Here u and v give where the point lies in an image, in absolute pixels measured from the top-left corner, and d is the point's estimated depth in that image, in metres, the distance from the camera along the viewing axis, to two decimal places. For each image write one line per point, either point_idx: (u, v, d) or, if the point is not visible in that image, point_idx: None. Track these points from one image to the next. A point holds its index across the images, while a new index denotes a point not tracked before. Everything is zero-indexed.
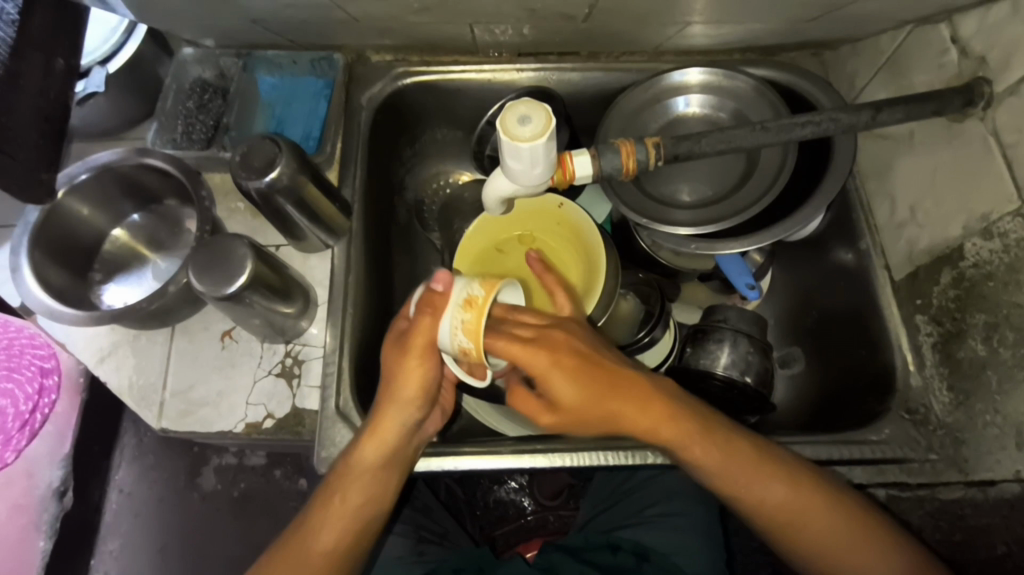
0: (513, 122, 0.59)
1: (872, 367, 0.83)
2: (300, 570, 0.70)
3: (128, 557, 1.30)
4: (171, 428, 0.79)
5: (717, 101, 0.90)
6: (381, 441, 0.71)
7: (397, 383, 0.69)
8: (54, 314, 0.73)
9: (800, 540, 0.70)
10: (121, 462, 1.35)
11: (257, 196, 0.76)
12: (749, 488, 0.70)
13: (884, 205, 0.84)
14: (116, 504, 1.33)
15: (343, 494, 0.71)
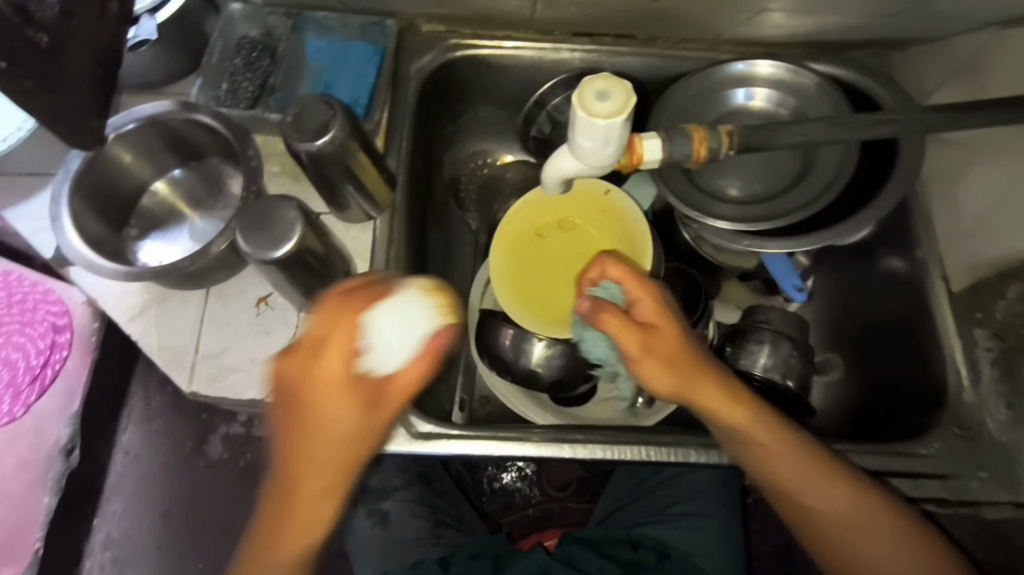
0: (593, 96, 0.56)
1: (921, 380, 0.80)
2: None
3: (129, 520, 1.28)
4: (201, 392, 0.77)
5: (779, 96, 0.87)
6: (321, 483, 0.58)
7: (318, 413, 0.56)
8: (91, 266, 0.71)
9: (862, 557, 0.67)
10: (127, 425, 1.33)
11: (306, 159, 0.73)
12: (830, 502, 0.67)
13: (947, 214, 0.81)
14: (120, 467, 1.31)
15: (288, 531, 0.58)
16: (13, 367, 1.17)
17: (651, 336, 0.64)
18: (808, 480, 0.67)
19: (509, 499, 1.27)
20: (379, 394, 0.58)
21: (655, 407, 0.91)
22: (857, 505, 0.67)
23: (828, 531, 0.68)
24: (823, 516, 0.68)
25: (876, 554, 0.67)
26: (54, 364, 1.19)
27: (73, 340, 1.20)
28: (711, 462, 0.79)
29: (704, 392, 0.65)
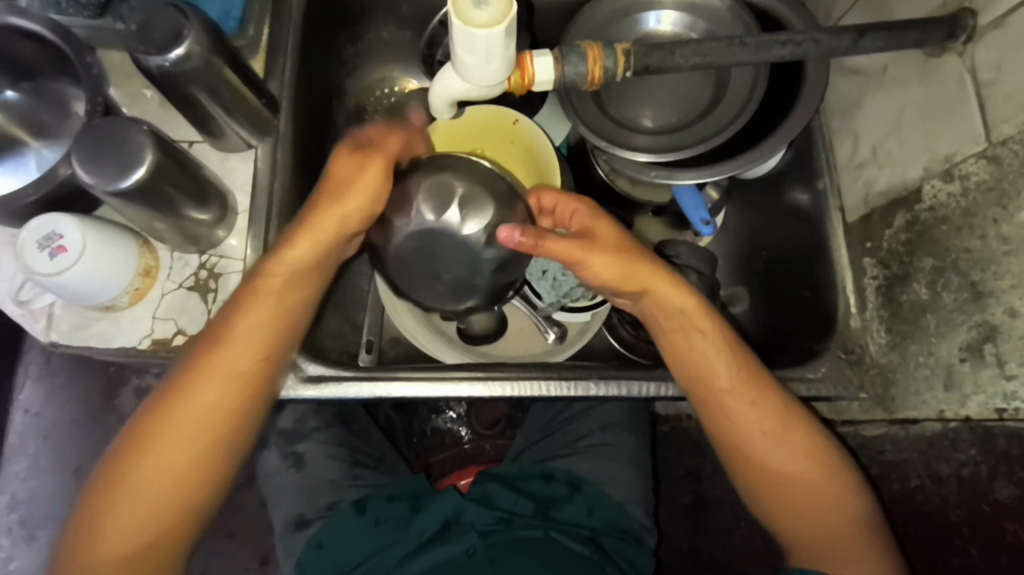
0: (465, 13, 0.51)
1: (815, 310, 0.84)
2: (194, 400, 0.64)
3: (36, 478, 1.25)
4: (62, 343, 0.69)
5: (690, 19, 0.83)
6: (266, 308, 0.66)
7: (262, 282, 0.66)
8: None
9: (766, 460, 0.70)
10: (24, 382, 1.28)
11: (160, 77, 0.64)
12: (755, 401, 0.70)
13: (846, 143, 0.82)
14: (21, 425, 1.27)
15: (269, 292, 0.66)
16: None
17: (593, 235, 0.68)
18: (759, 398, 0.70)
19: (440, 438, 1.27)
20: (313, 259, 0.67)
21: (564, 343, 0.92)
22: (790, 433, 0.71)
23: (756, 449, 0.70)
24: (756, 442, 0.70)
25: (779, 457, 0.70)
26: None
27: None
28: (610, 394, 0.79)
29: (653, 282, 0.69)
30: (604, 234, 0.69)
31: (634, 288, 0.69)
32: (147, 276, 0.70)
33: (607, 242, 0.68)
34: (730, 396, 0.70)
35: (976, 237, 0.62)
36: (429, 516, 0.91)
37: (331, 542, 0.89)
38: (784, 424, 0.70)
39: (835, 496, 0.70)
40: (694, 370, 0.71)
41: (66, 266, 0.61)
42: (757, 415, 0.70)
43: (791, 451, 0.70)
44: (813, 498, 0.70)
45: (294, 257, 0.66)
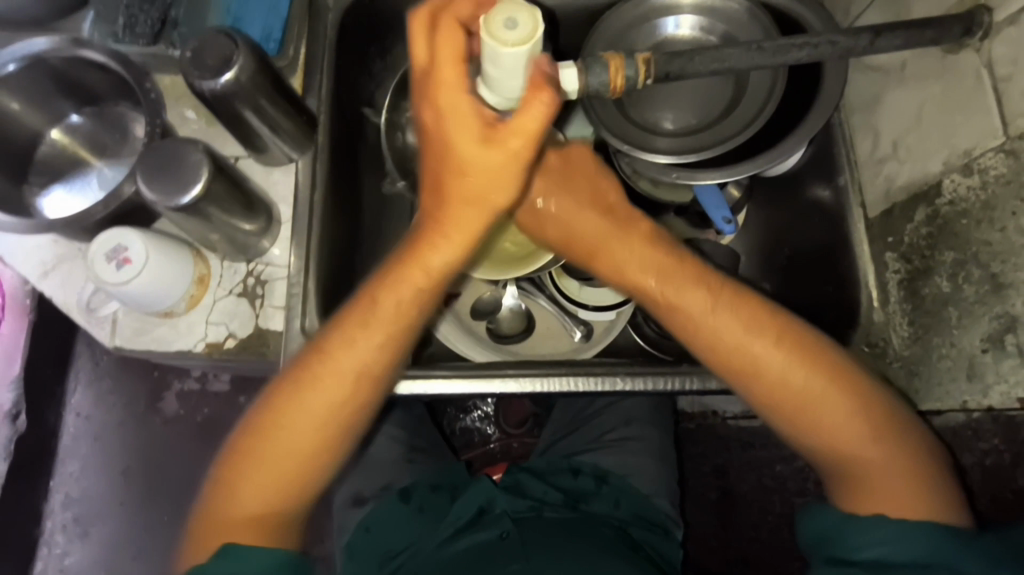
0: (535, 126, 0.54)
1: (838, 304, 0.85)
2: (317, 397, 0.66)
3: (89, 478, 1.33)
4: (125, 347, 0.75)
5: (708, 23, 0.85)
6: (392, 310, 0.65)
7: (375, 309, 0.65)
8: None
9: (749, 370, 0.67)
10: (77, 386, 1.36)
11: (212, 99, 0.69)
12: (710, 303, 0.68)
13: (867, 140, 0.84)
14: (75, 427, 1.35)
15: (377, 304, 0.65)
16: None
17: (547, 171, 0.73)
18: (723, 301, 0.68)
19: (469, 437, 1.31)
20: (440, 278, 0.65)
21: (592, 341, 0.95)
22: (772, 329, 0.67)
23: (740, 351, 0.67)
24: (735, 348, 0.67)
25: (762, 360, 0.67)
26: None
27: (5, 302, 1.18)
28: (636, 389, 0.82)
29: (627, 243, 0.71)
30: (561, 179, 0.73)
31: (591, 238, 0.72)
32: (201, 284, 0.75)
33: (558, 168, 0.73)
34: (690, 299, 0.68)
35: (996, 230, 0.64)
36: (466, 503, 0.94)
37: (377, 527, 0.94)
38: (745, 322, 0.67)
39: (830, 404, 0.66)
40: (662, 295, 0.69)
41: (131, 275, 0.66)
42: (721, 320, 0.67)
43: (774, 347, 0.67)
44: (807, 407, 0.66)
45: (440, 250, 0.63)
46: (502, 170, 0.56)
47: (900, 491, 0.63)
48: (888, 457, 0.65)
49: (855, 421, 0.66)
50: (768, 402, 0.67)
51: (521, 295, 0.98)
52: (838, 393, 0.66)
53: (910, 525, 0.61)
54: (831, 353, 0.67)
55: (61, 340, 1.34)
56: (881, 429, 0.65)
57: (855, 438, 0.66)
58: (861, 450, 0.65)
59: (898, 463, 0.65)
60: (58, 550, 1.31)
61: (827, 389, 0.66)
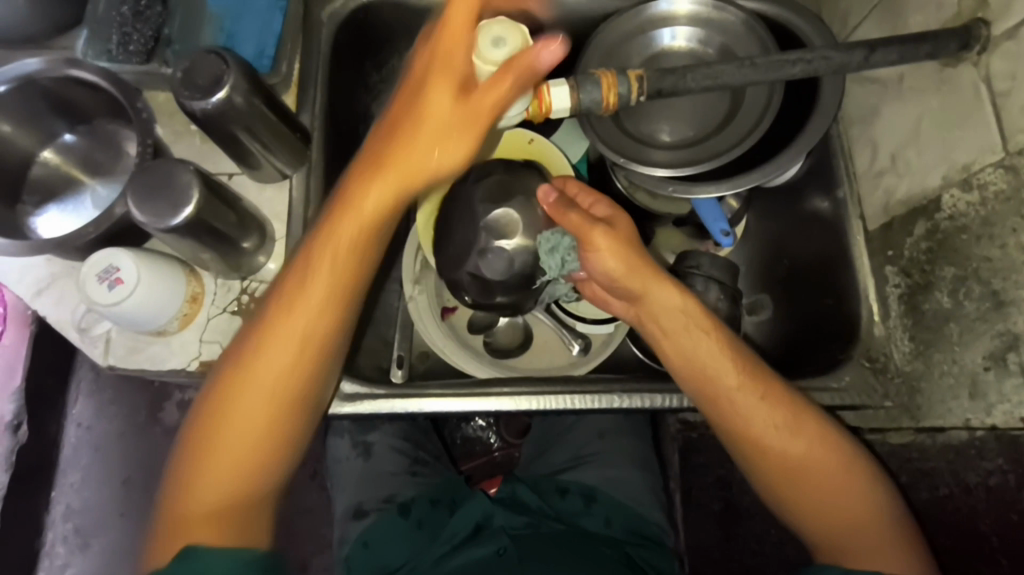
0: (493, 107, 0.59)
1: (838, 318, 0.84)
2: (242, 418, 0.65)
3: (89, 489, 1.32)
4: (119, 366, 0.74)
5: (704, 35, 0.85)
6: (304, 319, 0.65)
7: (278, 319, 0.66)
8: None
9: (730, 409, 0.70)
10: (78, 397, 1.36)
11: (203, 118, 0.69)
12: (690, 341, 0.71)
13: (865, 152, 0.83)
14: (76, 438, 1.35)
15: (287, 317, 0.66)
16: None
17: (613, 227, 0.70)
18: (739, 367, 0.71)
19: (470, 447, 1.29)
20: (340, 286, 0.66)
21: (590, 354, 0.94)
22: (777, 397, 0.71)
23: (751, 416, 0.70)
24: (745, 412, 0.70)
25: (742, 403, 0.70)
26: None
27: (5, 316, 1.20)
28: (633, 406, 0.81)
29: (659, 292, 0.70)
30: (621, 231, 0.70)
31: (634, 288, 0.70)
32: (194, 302, 0.75)
33: (621, 235, 0.70)
34: (707, 360, 0.71)
35: (996, 247, 0.63)
36: (462, 519, 0.92)
37: (375, 542, 0.94)
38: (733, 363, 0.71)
39: (803, 445, 0.70)
40: (664, 340, 0.73)
41: (123, 296, 0.66)
42: (705, 353, 0.71)
43: (776, 412, 0.70)
44: (784, 447, 0.70)
45: (336, 250, 0.65)
46: (455, 147, 0.61)
47: (889, 549, 0.67)
48: (879, 521, 0.69)
49: (848, 485, 0.70)
50: (748, 441, 0.70)
51: None
52: (825, 446, 0.70)
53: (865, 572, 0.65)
54: (825, 422, 0.71)
55: (60, 352, 1.34)
56: (868, 494, 0.70)
57: (849, 501, 0.69)
58: (848, 512, 0.69)
59: (885, 525, 0.68)
60: (59, 562, 1.30)
61: (822, 454, 0.70)
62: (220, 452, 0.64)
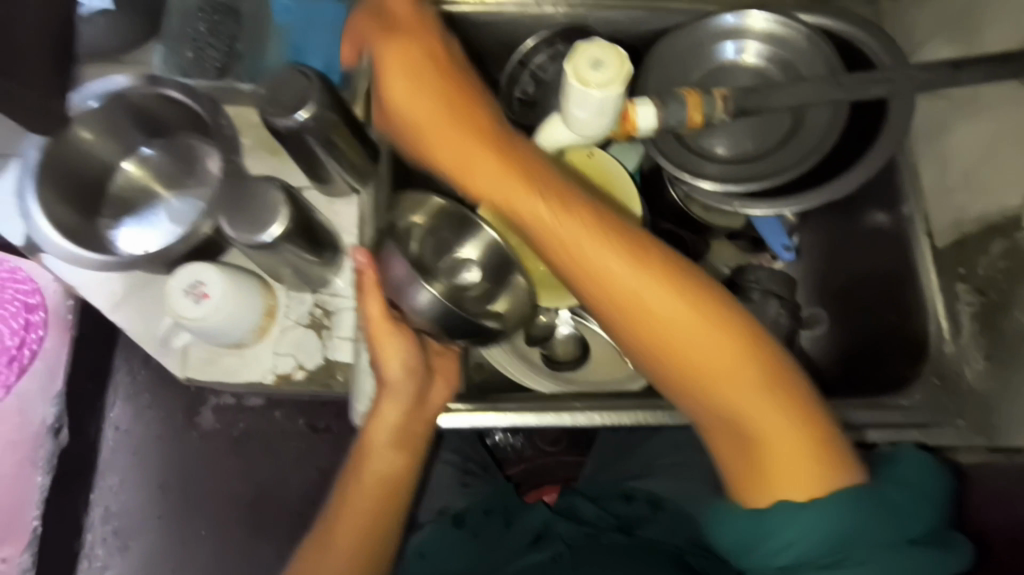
0: (378, 313, 0.69)
1: (903, 336, 0.84)
2: (359, 500, 0.72)
3: (128, 492, 1.34)
4: (197, 378, 0.75)
5: (770, 51, 0.85)
6: (392, 413, 0.71)
7: (376, 420, 0.71)
8: (78, 261, 0.68)
9: (649, 331, 0.59)
10: (116, 400, 1.38)
11: (286, 134, 0.70)
12: (591, 256, 0.59)
13: (934, 169, 0.83)
14: (113, 441, 1.36)
15: (384, 413, 0.71)
16: None
17: (467, 134, 0.64)
18: (602, 242, 0.59)
19: (503, 455, 1.29)
20: (408, 385, 0.70)
21: None
22: (673, 282, 0.59)
23: (642, 309, 0.59)
24: (663, 326, 0.58)
25: (664, 303, 0.59)
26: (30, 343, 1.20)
27: (50, 320, 1.22)
28: None
29: (527, 202, 0.61)
30: (467, 142, 0.64)
31: (494, 196, 0.63)
32: (270, 316, 0.76)
33: (467, 132, 0.64)
34: (577, 242, 0.60)
35: None
36: (522, 530, 0.96)
37: (432, 553, 0.94)
38: (669, 283, 0.59)
39: (710, 342, 0.58)
40: (575, 261, 0.60)
41: (209, 310, 0.67)
42: (611, 261, 0.59)
43: (674, 306, 0.59)
44: (689, 336, 0.58)
45: (392, 352, 0.69)
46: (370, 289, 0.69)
47: (803, 466, 0.57)
48: (779, 417, 0.57)
49: (751, 392, 0.58)
50: (676, 375, 0.59)
51: (576, 322, 0.97)
52: (743, 353, 0.58)
53: (824, 506, 0.55)
54: (734, 313, 0.59)
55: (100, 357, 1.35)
56: (785, 407, 0.58)
57: (748, 409, 0.58)
58: (757, 414, 0.57)
59: (798, 441, 0.57)
60: (98, 563, 1.32)
61: (724, 350, 0.58)
62: (344, 514, 0.71)
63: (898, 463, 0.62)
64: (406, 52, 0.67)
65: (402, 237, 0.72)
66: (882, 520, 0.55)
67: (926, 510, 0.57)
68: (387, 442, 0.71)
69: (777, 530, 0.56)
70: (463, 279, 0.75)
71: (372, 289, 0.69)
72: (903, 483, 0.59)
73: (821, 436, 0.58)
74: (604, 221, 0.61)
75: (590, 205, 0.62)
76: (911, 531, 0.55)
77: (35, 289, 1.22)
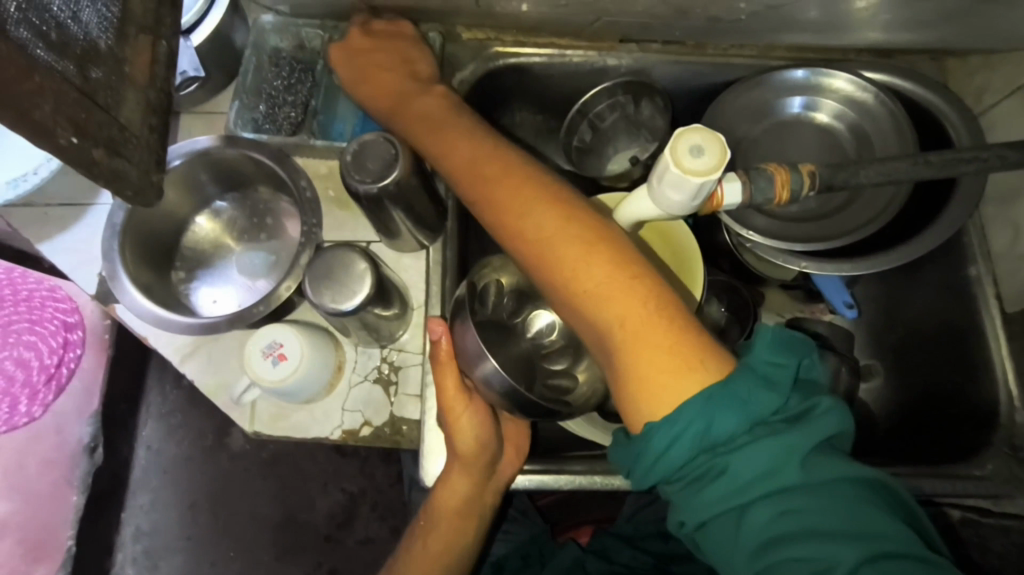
0: (454, 386, 0.67)
1: (969, 400, 0.83)
2: (420, 564, 0.72)
3: (157, 511, 1.36)
4: (265, 433, 0.76)
5: (840, 109, 0.85)
6: (460, 485, 0.70)
7: (443, 490, 0.71)
8: (162, 322, 0.69)
9: (522, 240, 0.62)
10: (147, 420, 1.40)
11: (366, 200, 0.70)
12: (485, 177, 0.67)
13: (1006, 234, 0.82)
14: (145, 460, 1.38)
15: (453, 484, 0.70)
16: (25, 367, 1.11)
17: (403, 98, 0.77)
18: (504, 181, 0.65)
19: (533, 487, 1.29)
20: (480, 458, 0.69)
21: None
22: (561, 210, 0.62)
23: (553, 254, 0.60)
24: (533, 235, 0.62)
25: (528, 213, 0.63)
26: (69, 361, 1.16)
27: (87, 340, 1.21)
28: None
29: (453, 140, 0.71)
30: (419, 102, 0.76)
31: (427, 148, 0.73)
32: (338, 371, 0.76)
33: (412, 102, 0.76)
34: (508, 198, 0.64)
35: None
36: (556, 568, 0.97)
37: None
38: (536, 190, 0.64)
39: (568, 248, 0.59)
40: (471, 191, 0.68)
41: (286, 372, 0.67)
42: (496, 182, 0.66)
43: (548, 221, 0.62)
44: (558, 247, 0.60)
45: (466, 425, 0.68)
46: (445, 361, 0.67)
47: (665, 375, 0.53)
48: (644, 312, 0.56)
49: (628, 294, 0.56)
50: (558, 289, 0.60)
51: None
52: (594, 251, 0.59)
53: (690, 400, 0.51)
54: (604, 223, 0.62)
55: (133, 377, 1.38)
56: (635, 302, 0.56)
57: (606, 311, 0.57)
58: (626, 312, 0.56)
59: (661, 348, 0.54)
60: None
61: (592, 262, 0.58)
62: (408, 568, 0.72)
63: (752, 349, 0.54)
64: (359, 54, 0.79)
65: (481, 297, 0.72)
66: (729, 405, 0.50)
67: (781, 388, 0.52)
68: (454, 511, 0.71)
69: (651, 440, 0.52)
70: (541, 330, 0.80)
71: (447, 360, 0.67)
72: (758, 367, 0.53)
73: (668, 334, 0.55)
74: (499, 152, 0.69)
75: (548, 186, 0.65)
76: (755, 410, 0.50)
77: (74, 305, 1.17)
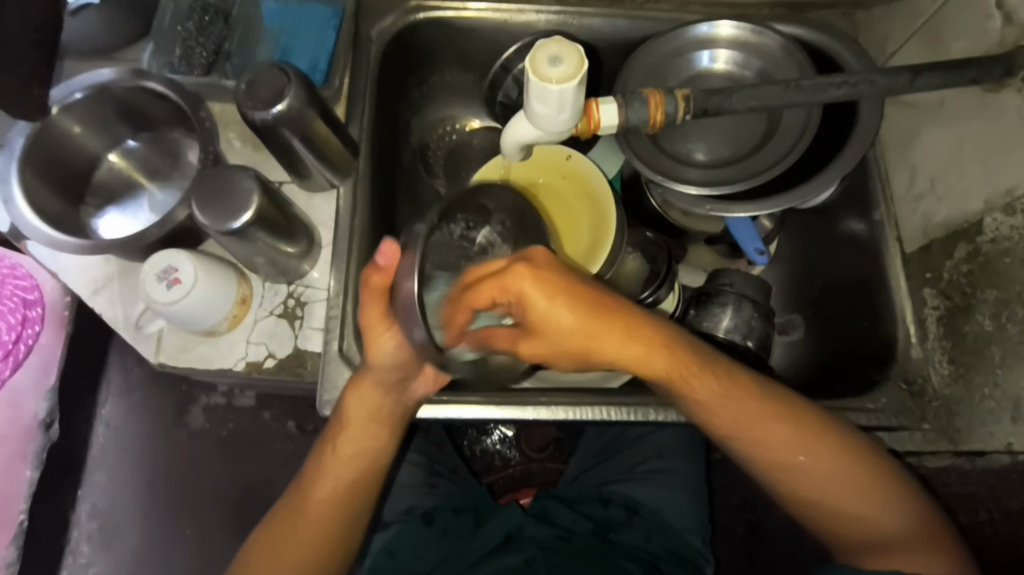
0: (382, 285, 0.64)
1: (873, 339, 0.84)
2: (327, 474, 0.72)
3: (115, 489, 1.29)
4: (169, 364, 0.77)
5: (742, 57, 0.87)
6: (372, 394, 0.72)
7: (353, 398, 0.72)
8: (54, 244, 0.70)
9: (709, 418, 0.69)
10: (107, 397, 1.33)
11: (262, 128, 0.72)
12: (689, 385, 0.68)
13: (903, 176, 0.84)
14: (104, 438, 1.32)
15: (364, 394, 0.72)
16: None
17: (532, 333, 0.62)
18: (667, 357, 0.66)
19: (489, 460, 1.27)
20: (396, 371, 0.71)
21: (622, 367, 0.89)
22: (754, 396, 0.69)
23: (764, 450, 0.69)
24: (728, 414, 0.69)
25: (759, 434, 0.69)
26: (26, 339, 1.12)
27: (46, 315, 1.16)
28: (670, 420, 0.79)
29: (611, 346, 0.63)
30: (559, 313, 0.60)
31: (582, 346, 0.63)
32: (243, 304, 0.77)
33: (555, 335, 0.61)
34: (699, 394, 0.68)
35: None
36: (492, 529, 0.93)
37: (401, 551, 0.90)
38: (754, 406, 0.69)
39: (770, 439, 0.69)
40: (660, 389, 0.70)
41: (180, 295, 0.69)
42: (714, 401, 0.68)
43: (738, 402, 0.69)
44: (789, 458, 0.69)
45: (386, 342, 0.67)
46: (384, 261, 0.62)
47: (922, 560, 0.64)
48: (905, 522, 0.67)
49: (840, 465, 0.68)
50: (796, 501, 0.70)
51: None
52: (834, 456, 0.68)
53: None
54: (782, 399, 0.70)
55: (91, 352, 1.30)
56: (879, 487, 0.68)
57: (827, 489, 0.68)
58: (889, 525, 0.67)
59: (919, 526, 0.67)
60: (82, 561, 1.26)
61: (785, 438, 0.69)
62: (318, 480, 0.72)
63: None
64: (498, 279, 0.59)
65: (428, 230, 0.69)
66: None
67: None
68: (364, 416, 0.72)
69: None
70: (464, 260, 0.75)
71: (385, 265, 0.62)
72: None
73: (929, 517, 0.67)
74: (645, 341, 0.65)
75: (708, 356, 0.69)
76: None
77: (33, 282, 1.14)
